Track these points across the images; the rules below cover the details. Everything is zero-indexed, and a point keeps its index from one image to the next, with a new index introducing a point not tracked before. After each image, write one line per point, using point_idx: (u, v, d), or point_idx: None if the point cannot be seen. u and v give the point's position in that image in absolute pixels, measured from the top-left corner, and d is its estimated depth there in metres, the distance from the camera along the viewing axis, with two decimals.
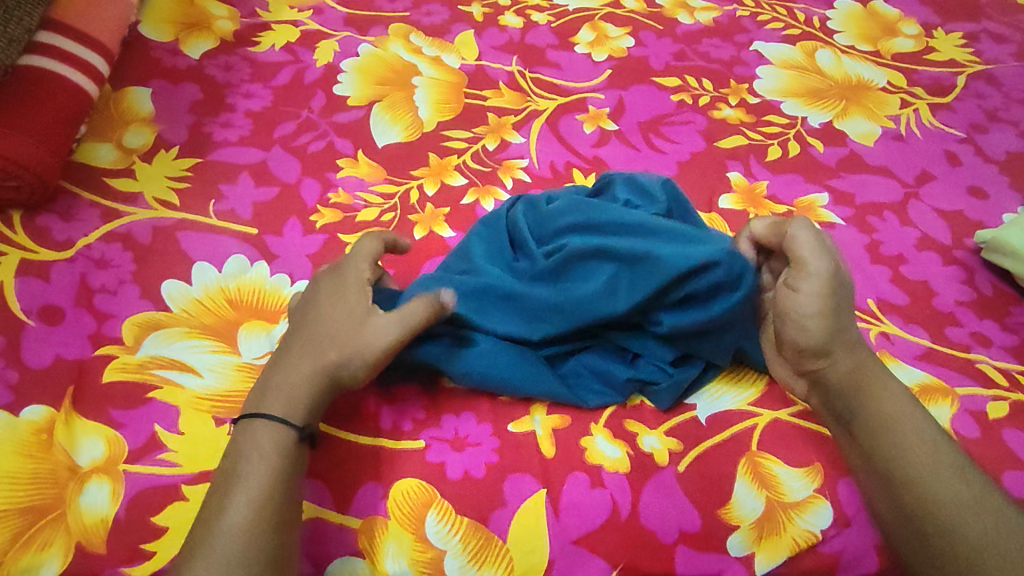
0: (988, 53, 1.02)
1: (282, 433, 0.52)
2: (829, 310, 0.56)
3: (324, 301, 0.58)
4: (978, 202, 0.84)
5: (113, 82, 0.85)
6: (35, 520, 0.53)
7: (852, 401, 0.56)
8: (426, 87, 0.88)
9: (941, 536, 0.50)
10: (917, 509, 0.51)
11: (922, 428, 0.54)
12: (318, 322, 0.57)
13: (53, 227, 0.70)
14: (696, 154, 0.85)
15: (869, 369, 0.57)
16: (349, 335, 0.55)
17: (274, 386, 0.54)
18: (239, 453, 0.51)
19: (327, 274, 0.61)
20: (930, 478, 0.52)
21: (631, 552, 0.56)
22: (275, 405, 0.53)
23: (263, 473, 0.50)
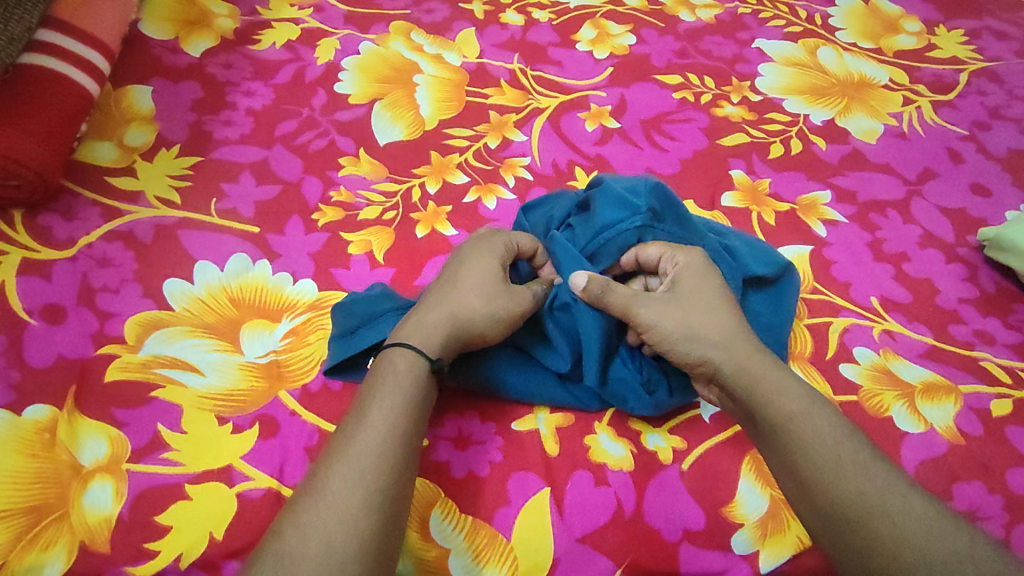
0: (991, 50, 1.02)
1: (418, 362, 0.52)
2: (682, 316, 0.55)
3: (474, 254, 0.59)
4: (981, 199, 0.83)
5: (114, 80, 0.84)
6: (39, 520, 0.53)
7: (749, 404, 0.52)
8: (428, 85, 0.88)
9: (862, 537, 0.44)
10: (837, 511, 0.45)
11: (827, 424, 0.50)
12: (467, 272, 0.58)
13: (54, 226, 0.70)
14: (697, 152, 0.85)
15: (756, 363, 0.53)
16: (495, 287, 0.57)
17: (422, 322, 0.54)
18: (382, 377, 0.51)
19: (481, 241, 0.61)
20: (839, 474, 0.47)
21: (637, 551, 0.55)
22: (415, 339, 0.53)
23: (404, 397, 0.49)
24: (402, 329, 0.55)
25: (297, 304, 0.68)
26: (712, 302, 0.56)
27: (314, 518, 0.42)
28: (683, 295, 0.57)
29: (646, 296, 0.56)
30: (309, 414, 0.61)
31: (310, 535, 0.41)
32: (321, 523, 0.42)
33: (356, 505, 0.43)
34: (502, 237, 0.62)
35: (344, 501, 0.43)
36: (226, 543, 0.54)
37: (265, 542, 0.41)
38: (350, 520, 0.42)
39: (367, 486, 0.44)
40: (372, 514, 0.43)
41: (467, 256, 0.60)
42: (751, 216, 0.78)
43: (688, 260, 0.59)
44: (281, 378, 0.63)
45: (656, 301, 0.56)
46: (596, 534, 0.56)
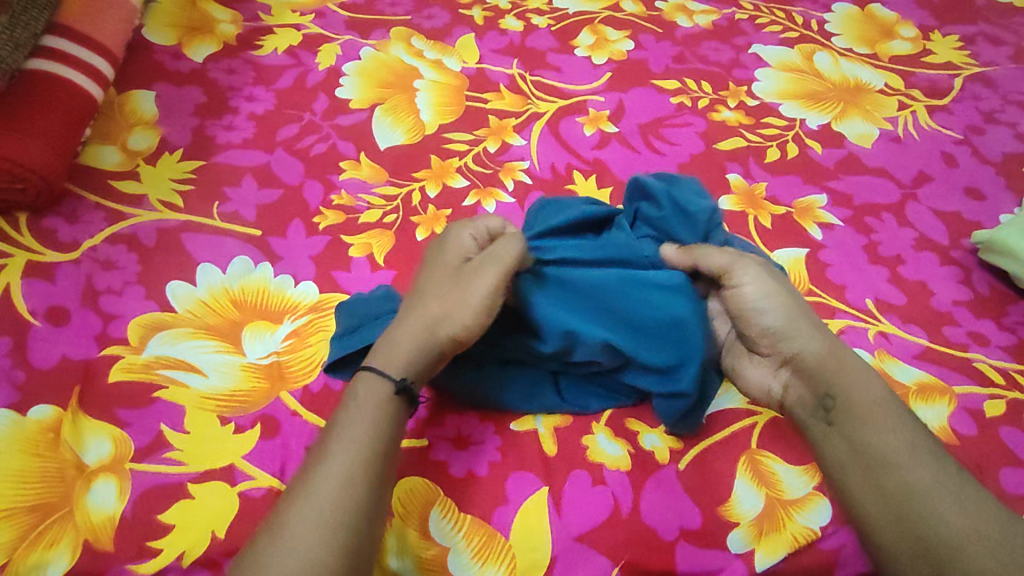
0: (985, 55, 1.03)
1: (381, 384, 0.53)
2: (781, 291, 0.58)
3: (432, 268, 0.60)
4: (976, 203, 0.84)
5: (117, 85, 0.85)
6: (43, 519, 0.53)
7: (830, 385, 0.55)
8: (428, 90, 0.89)
9: (927, 530, 0.47)
10: (905, 504, 0.48)
11: (904, 419, 0.53)
12: (429, 286, 0.58)
13: (59, 229, 0.71)
14: (694, 156, 0.86)
15: (838, 353, 0.57)
16: (447, 287, 0.57)
17: (392, 343, 0.55)
18: (347, 407, 0.52)
19: (432, 251, 0.62)
20: (914, 467, 0.50)
21: (634, 549, 0.56)
22: (387, 361, 0.54)
23: (368, 425, 0.50)
24: (374, 352, 0.55)
25: (300, 306, 0.69)
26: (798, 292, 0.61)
27: (279, 560, 0.43)
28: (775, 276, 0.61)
29: (752, 263, 0.59)
30: (310, 414, 0.61)
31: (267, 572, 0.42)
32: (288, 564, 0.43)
33: (320, 543, 0.44)
34: (458, 237, 0.61)
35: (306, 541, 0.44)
36: (229, 541, 0.54)
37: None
38: (308, 557, 0.43)
39: (332, 522, 0.45)
40: (334, 549, 0.44)
41: (426, 273, 0.60)
42: (748, 219, 0.79)
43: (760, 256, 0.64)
44: (283, 378, 0.63)
45: (757, 272, 0.59)
46: (594, 533, 0.56)
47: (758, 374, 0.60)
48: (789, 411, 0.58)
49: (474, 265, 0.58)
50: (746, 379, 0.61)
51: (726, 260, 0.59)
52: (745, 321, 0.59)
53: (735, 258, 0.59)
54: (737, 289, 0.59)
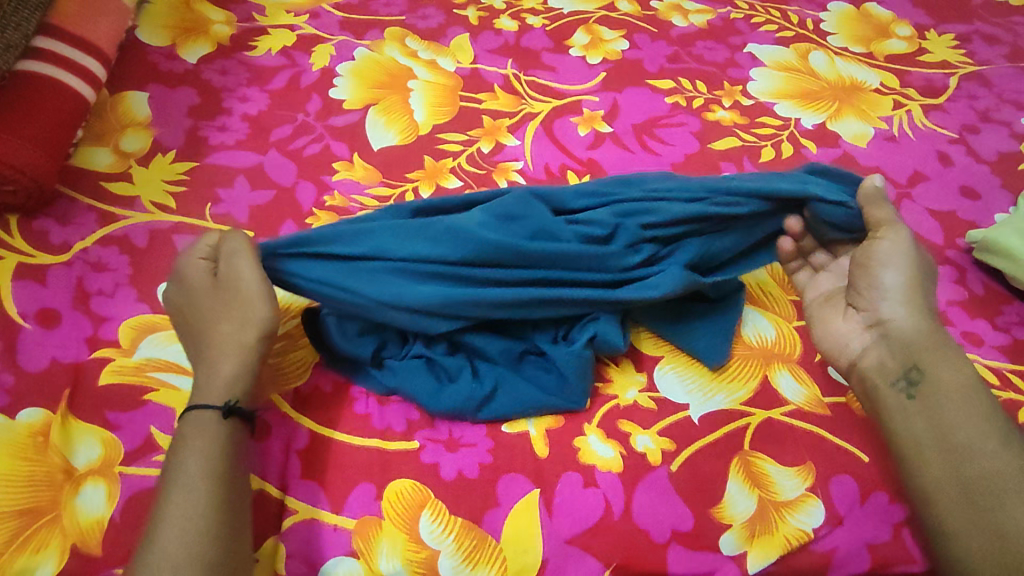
0: (981, 54, 1.03)
1: (206, 415, 0.53)
2: (911, 266, 0.60)
3: (190, 301, 0.59)
4: (971, 202, 0.84)
5: (110, 87, 0.85)
6: (31, 522, 0.53)
7: (927, 361, 0.57)
8: (422, 90, 0.89)
9: (997, 512, 0.49)
10: (979, 485, 0.51)
11: (991, 412, 0.54)
12: (204, 313, 0.58)
13: (51, 231, 0.71)
14: (689, 156, 0.86)
15: (938, 338, 0.58)
16: (228, 303, 0.57)
17: (203, 376, 0.55)
18: (174, 452, 0.52)
19: (176, 289, 0.60)
20: (993, 454, 0.52)
21: (626, 551, 0.56)
22: (209, 390, 0.54)
23: (193, 460, 0.50)
24: (195, 390, 0.55)
25: None
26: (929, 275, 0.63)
27: None
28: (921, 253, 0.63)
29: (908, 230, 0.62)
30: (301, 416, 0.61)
31: None
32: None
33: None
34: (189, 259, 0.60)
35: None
36: None
37: None
38: None
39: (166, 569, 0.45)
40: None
41: (185, 301, 0.59)
42: None
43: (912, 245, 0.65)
44: None
45: (907, 239, 0.61)
46: (585, 535, 0.56)
47: (845, 331, 0.63)
48: (861, 373, 0.61)
49: (232, 269, 0.59)
50: (830, 333, 0.64)
51: (885, 216, 0.61)
52: (865, 275, 0.61)
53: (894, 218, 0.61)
54: (876, 244, 0.61)
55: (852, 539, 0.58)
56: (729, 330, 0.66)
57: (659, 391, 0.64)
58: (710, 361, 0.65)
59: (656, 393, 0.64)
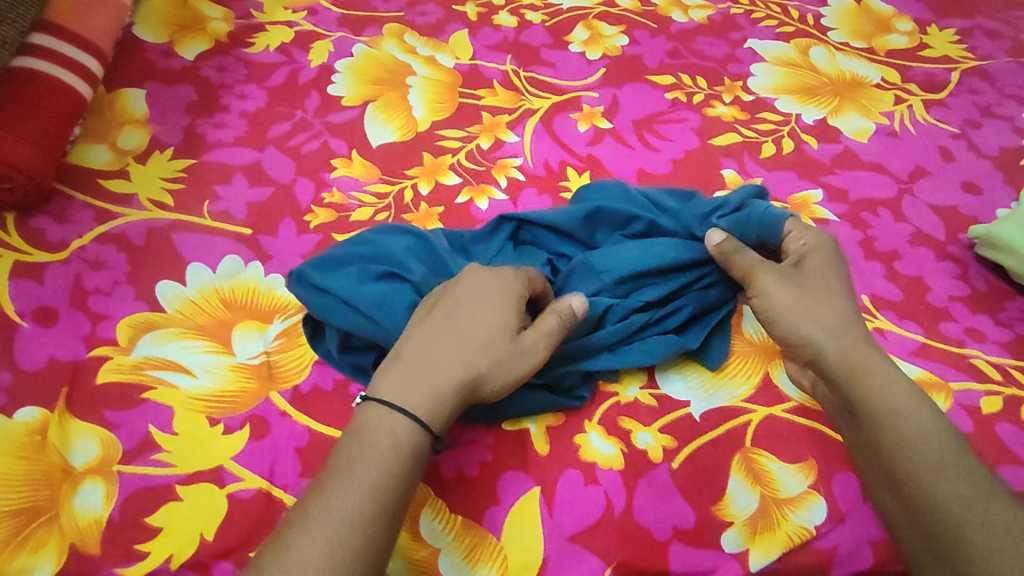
0: (983, 49, 1.02)
1: (420, 436, 0.48)
2: (801, 299, 0.57)
3: (472, 305, 0.54)
4: (973, 197, 0.84)
5: (107, 84, 0.85)
6: (29, 522, 0.53)
7: (853, 392, 0.54)
8: (421, 86, 0.89)
9: (945, 539, 0.47)
10: (926, 516, 0.49)
11: (933, 425, 0.51)
12: (471, 325, 0.52)
13: (48, 229, 0.70)
14: (689, 152, 0.85)
15: (866, 353, 0.55)
16: (504, 342, 0.52)
17: (418, 375, 0.50)
18: (367, 439, 0.47)
19: (486, 278, 0.56)
20: (938, 480, 0.49)
21: (627, 549, 0.55)
22: (420, 401, 0.48)
23: (389, 468, 0.46)
24: (400, 385, 0.49)
25: (289, 304, 0.68)
26: (831, 288, 0.58)
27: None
28: (807, 279, 0.59)
29: (771, 271, 0.59)
30: (300, 414, 0.61)
31: None
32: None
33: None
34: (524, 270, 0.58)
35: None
36: (217, 543, 0.54)
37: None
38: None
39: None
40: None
41: (473, 292, 0.55)
42: None
43: (814, 242, 0.61)
44: (273, 379, 0.63)
45: (772, 279, 0.58)
46: (586, 533, 0.56)
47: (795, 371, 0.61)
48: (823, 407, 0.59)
49: (529, 337, 0.54)
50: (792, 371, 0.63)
51: (745, 266, 0.59)
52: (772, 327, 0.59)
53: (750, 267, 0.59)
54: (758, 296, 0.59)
55: (856, 536, 0.58)
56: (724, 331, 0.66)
57: (660, 388, 0.64)
58: (711, 362, 0.65)
59: (657, 390, 0.64)
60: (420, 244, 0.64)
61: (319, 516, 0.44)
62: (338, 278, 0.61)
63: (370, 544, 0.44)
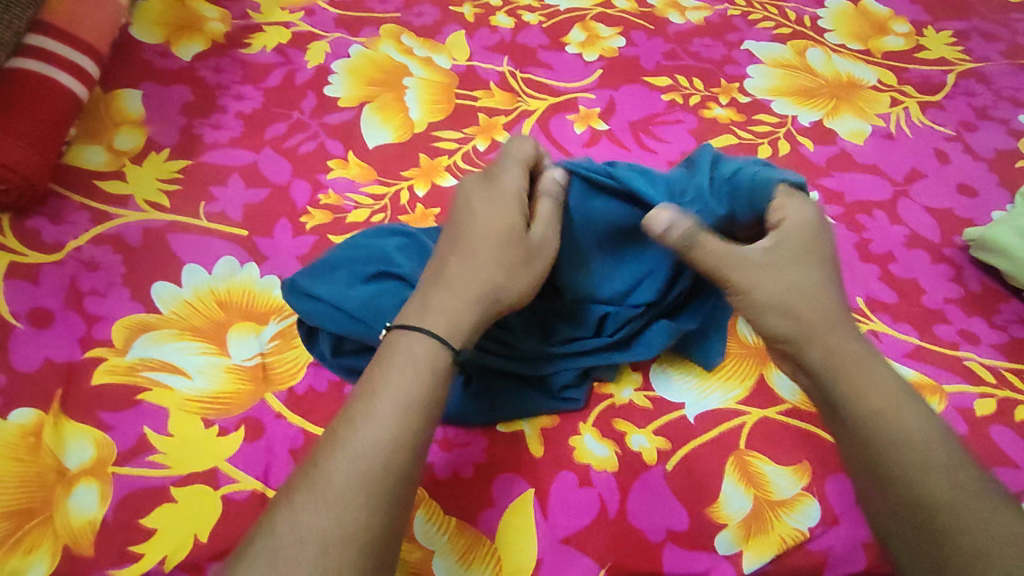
0: (979, 51, 1.03)
1: (441, 353, 0.46)
2: (778, 284, 0.49)
3: (478, 210, 0.51)
4: (968, 200, 0.84)
5: (103, 85, 0.85)
6: (23, 523, 0.53)
7: (841, 393, 0.47)
8: (417, 87, 0.89)
9: (944, 554, 0.41)
10: (925, 526, 0.42)
11: (928, 428, 0.45)
12: (476, 230, 0.50)
13: (43, 230, 0.70)
14: (685, 154, 0.85)
15: (848, 351, 0.48)
16: (512, 245, 0.50)
17: (434, 302, 0.48)
18: (388, 362, 0.45)
19: (482, 181, 0.54)
20: (941, 485, 0.43)
21: (620, 550, 0.55)
22: (439, 322, 0.47)
23: (416, 387, 0.44)
24: (423, 306, 0.48)
25: (285, 306, 0.68)
26: (808, 267, 0.50)
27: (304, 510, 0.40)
28: (785, 251, 0.50)
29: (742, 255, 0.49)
30: (295, 416, 0.61)
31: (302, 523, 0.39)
32: (287, 543, 0.39)
33: (326, 533, 0.39)
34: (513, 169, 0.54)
35: (310, 527, 0.39)
36: (210, 545, 0.54)
37: (258, 536, 0.39)
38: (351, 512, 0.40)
39: (345, 514, 0.40)
40: (348, 544, 0.39)
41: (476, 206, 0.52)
42: None
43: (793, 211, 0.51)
44: (268, 380, 0.63)
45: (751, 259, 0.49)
46: (579, 535, 0.56)
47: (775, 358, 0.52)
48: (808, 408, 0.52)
49: (540, 231, 0.52)
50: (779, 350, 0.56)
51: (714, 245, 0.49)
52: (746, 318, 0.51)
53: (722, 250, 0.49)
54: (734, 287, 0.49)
55: (849, 538, 0.58)
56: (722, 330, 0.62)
57: (655, 390, 0.64)
58: (707, 363, 0.64)
59: (652, 392, 0.64)
60: (409, 243, 0.63)
61: (346, 440, 0.42)
62: (329, 282, 0.61)
63: (405, 470, 0.42)
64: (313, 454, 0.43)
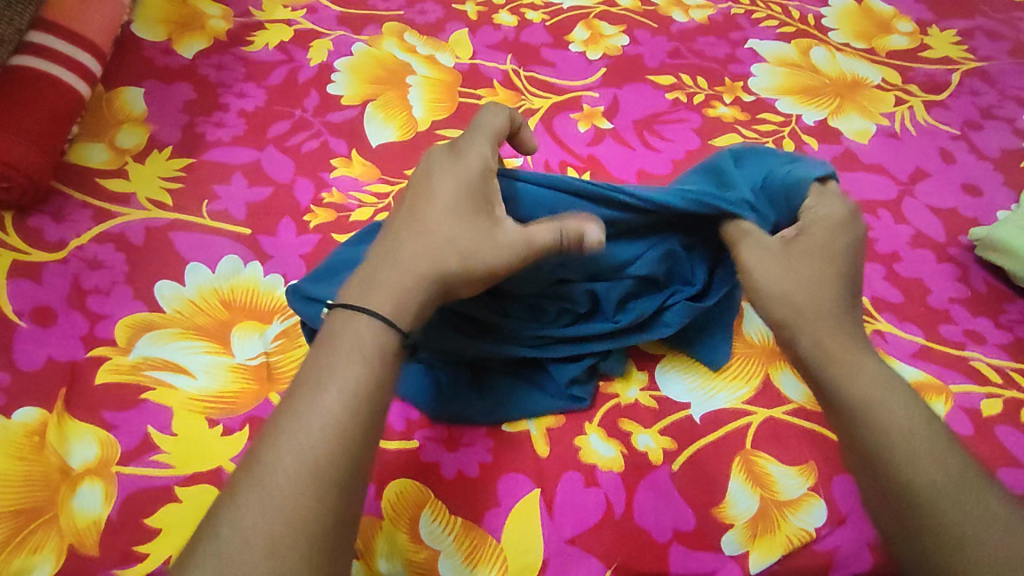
0: (983, 50, 1.02)
1: (387, 335, 0.47)
2: (778, 275, 0.55)
3: (433, 190, 0.53)
4: (973, 199, 0.84)
5: (106, 82, 0.84)
6: (27, 523, 0.53)
7: (827, 377, 0.52)
8: (421, 85, 0.88)
9: (932, 538, 0.46)
10: (906, 509, 0.47)
11: (910, 415, 0.50)
12: (432, 212, 0.52)
13: (46, 228, 0.70)
14: (690, 152, 0.85)
15: (836, 341, 0.53)
16: (466, 228, 0.52)
17: (383, 280, 0.49)
18: (332, 349, 0.46)
19: (444, 160, 0.55)
20: (923, 469, 0.47)
21: (627, 551, 0.55)
22: (382, 301, 0.48)
23: (362, 375, 0.45)
24: (366, 284, 0.49)
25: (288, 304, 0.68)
26: (825, 270, 0.56)
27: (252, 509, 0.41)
28: (800, 254, 0.56)
29: (756, 246, 0.57)
30: None
31: (251, 524, 0.40)
32: (234, 544, 0.40)
33: (272, 528, 0.40)
34: (479, 152, 0.55)
35: (255, 526, 0.40)
36: None
37: (202, 537, 0.41)
38: (295, 511, 0.41)
39: (291, 508, 0.41)
40: (297, 537, 0.40)
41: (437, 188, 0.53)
42: None
43: (828, 213, 0.59)
44: (273, 380, 0.63)
45: (761, 250, 0.57)
46: (586, 535, 0.56)
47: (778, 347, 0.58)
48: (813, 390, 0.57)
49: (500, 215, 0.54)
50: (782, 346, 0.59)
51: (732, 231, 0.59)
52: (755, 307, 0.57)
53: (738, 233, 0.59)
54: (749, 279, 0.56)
55: (856, 539, 0.58)
56: (727, 329, 0.65)
57: (660, 390, 0.64)
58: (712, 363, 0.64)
59: (658, 392, 0.64)
60: None
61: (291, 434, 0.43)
62: (333, 283, 0.60)
63: (347, 456, 0.43)
64: (256, 450, 0.43)
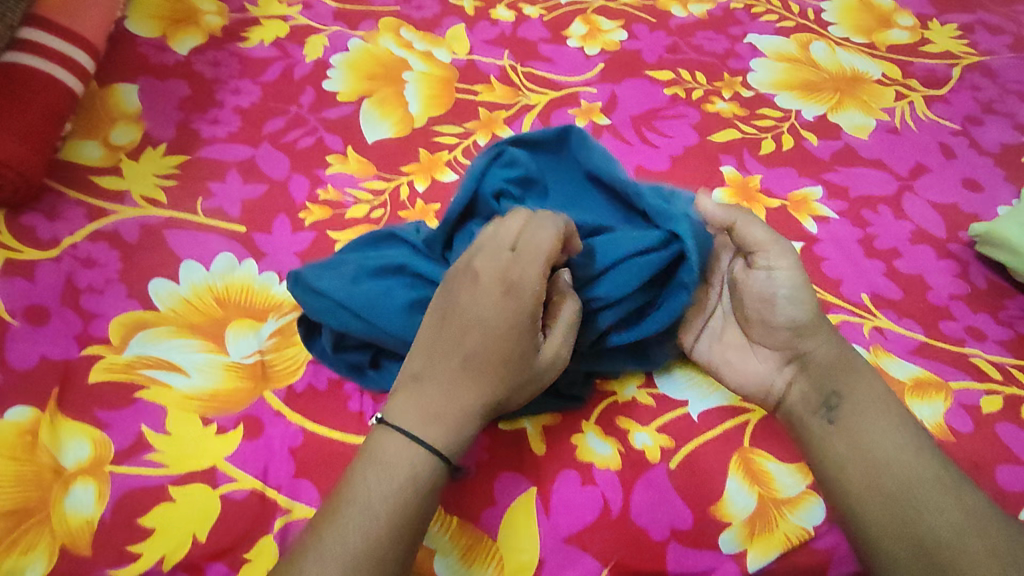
0: (984, 44, 1.02)
1: (430, 465, 0.47)
2: (799, 288, 0.57)
3: (485, 323, 0.49)
4: (973, 194, 0.83)
5: (99, 79, 0.84)
6: (19, 523, 0.52)
7: (842, 382, 0.55)
8: (417, 81, 0.88)
9: (932, 538, 0.48)
10: (904, 504, 0.49)
11: (902, 429, 0.53)
12: (480, 346, 0.49)
13: (39, 226, 0.69)
14: (688, 148, 0.84)
15: (848, 362, 0.56)
16: (523, 369, 0.49)
17: (424, 403, 0.48)
18: (373, 460, 0.47)
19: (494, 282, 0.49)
20: (916, 466, 0.50)
21: (623, 549, 0.55)
22: (437, 431, 0.48)
23: (396, 499, 0.46)
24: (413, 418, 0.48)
25: (283, 303, 0.67)
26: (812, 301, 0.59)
27: None
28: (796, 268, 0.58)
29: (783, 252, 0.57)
30: (294, 414, 0.60)
31: None
32: None
33: None
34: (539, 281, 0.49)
35: None
36: (209, 545, 0.53)
37: None
38: None
39: None
40: None
41: (484, 312, 0.49)
42: (742, 213, 0.78)
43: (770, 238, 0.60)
44: (267, 378, 0.62)
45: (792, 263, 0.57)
46: (582, 534, 0.55)
47: (761, 368, 0.59)
48: (791, 405, 0.57)
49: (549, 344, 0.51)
50: (744, 371, 0.60)
51: (761, 237, 0.57)
52: (766, 310, 0.58)
53: (776, 240, 0.57)
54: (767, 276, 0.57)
55: None
56: None
57: (657, 387, 0.63)
58: None
59: (655, 389, 0.63)
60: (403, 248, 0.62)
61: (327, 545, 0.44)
62: (335, 275, 0.59)
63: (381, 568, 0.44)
64: (294, 555, 0.45)
